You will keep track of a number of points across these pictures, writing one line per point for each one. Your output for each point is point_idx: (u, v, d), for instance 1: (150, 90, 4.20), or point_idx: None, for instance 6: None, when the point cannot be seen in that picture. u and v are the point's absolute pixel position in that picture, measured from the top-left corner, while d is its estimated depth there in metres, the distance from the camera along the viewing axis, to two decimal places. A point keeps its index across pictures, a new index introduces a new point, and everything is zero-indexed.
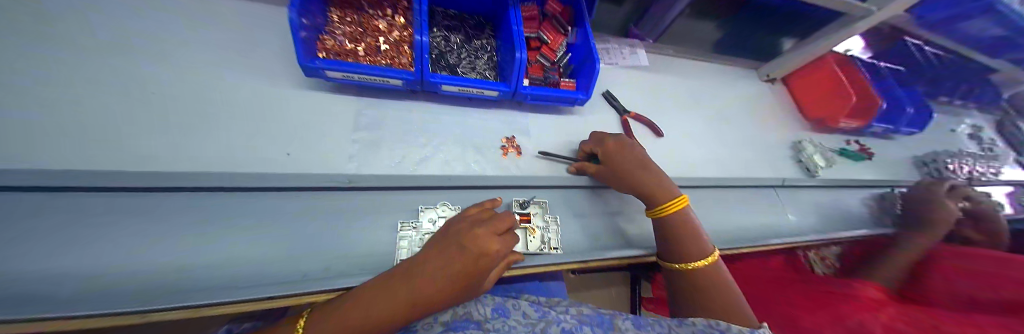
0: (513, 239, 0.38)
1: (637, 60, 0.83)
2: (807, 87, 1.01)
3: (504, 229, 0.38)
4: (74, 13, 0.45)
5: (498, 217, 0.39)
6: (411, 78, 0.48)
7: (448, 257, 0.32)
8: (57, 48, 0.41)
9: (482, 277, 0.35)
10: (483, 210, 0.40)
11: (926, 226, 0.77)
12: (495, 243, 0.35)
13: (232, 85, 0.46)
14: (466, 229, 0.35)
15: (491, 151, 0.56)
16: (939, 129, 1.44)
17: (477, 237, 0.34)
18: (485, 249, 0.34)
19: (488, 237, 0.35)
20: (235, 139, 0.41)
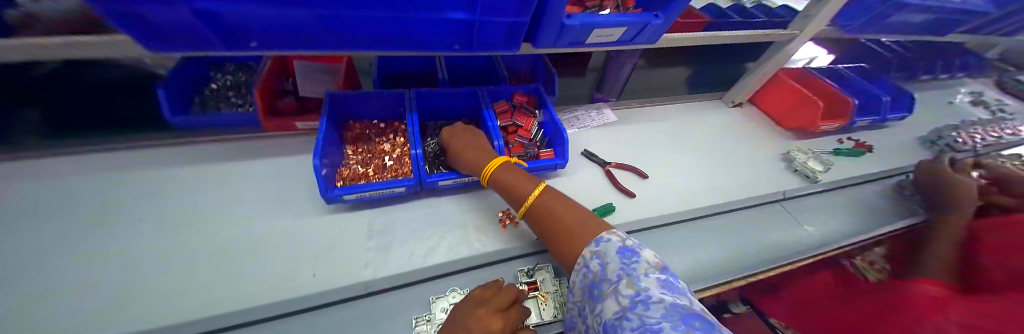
0: (515, 313, 0.42)
1: (603, 118, 0.96)
2: (774, 102, 1.10)
3: (505, 305, 0.42)
4: (154, 191, 0.59)
5: (498, 294, 0.44)
6: (412, 183, 0.58)
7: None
8: (142, 223, 0.53)
9: None
10: (485, 291, 0.45)
11: (955, 204, 0.74)
12: (498, 320, 0.39)
13: (270, 223, 0.56)
14: (471, 312, 0.40)
15: (491, 228, 0.61)
16: (935, 104, 1.43)
17: (481, 317, 0.39)
18: (491, 326, 0.38)
19: (490, 315, 0.39)
20: (272, 269, 0.49)
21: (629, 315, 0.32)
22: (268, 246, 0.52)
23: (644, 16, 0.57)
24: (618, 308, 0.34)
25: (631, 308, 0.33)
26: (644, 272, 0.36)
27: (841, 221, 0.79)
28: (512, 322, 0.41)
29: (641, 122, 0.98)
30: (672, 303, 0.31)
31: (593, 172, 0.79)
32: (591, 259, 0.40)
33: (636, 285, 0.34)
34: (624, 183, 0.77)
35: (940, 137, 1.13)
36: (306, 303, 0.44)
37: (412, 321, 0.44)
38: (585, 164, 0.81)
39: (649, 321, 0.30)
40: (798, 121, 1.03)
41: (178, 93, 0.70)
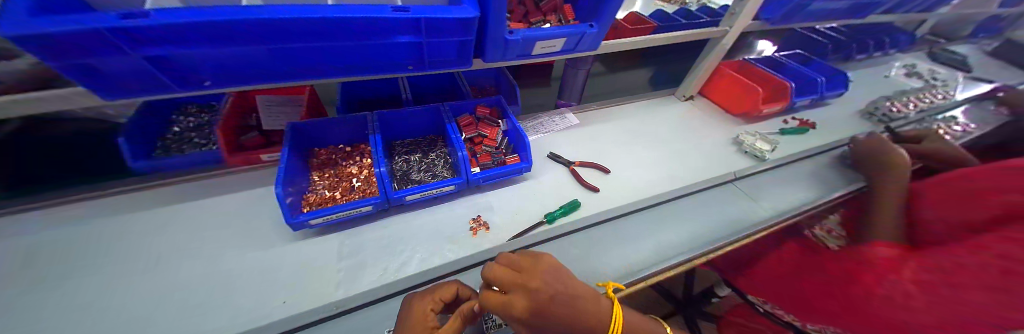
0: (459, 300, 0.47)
1: (566, 121, 1.01)
2: (722, 93, 1.18)
3: (449, 296, 0.46)
4: (115, 237, 0.58)
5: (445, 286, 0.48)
6: (378, 201, 0.60)
7: (419, 311, 0.43)
8: (101, 269, 0.52)
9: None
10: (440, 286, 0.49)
11: (887, 163, 0.81)
12: (451, 290, 0.47)
13: (238, 256, 0.56)
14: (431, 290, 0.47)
15: (462, 237, 0.63)
16: (872, 79, 1.56)
17: (437, 291, 0.47)
18: (444, 295, 0.46)
19: (447, 289, 0.47)
20: (242, 301, 0.49)
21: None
22: (237, 278, 0.53)
23: (580, 26, 0.62)
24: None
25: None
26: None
27: (794, 193, 0.85)
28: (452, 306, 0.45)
29: (602, 123, 1.04)
30: None
31: (559, 173, 0.82)
32: None
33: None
34: (589, 179, 0.81)
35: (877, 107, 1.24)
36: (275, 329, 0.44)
37: None
38: (552, 166, 0.85)
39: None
40: (745, 107, 1.11)
41: (140, 139, 0.71)
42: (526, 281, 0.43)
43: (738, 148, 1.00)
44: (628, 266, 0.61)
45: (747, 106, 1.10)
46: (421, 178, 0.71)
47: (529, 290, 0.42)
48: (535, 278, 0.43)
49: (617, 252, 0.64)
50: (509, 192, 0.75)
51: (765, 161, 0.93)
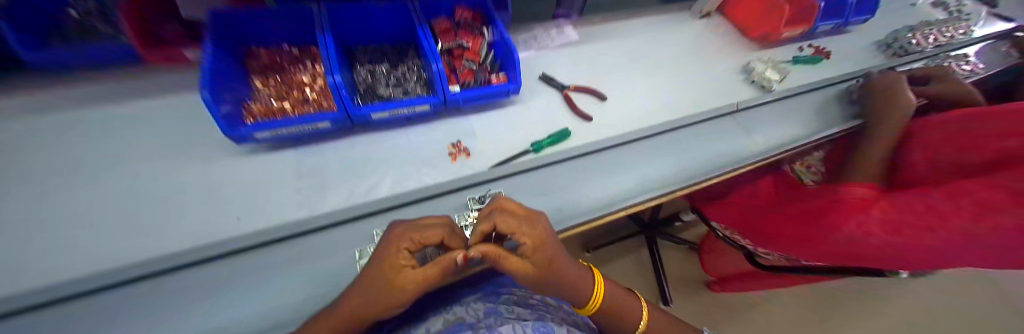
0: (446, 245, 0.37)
1: (564, 37, 0.89)
2: (742, 11, 1.05)
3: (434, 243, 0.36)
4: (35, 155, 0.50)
5: (429, 230, 0.37)
6: (337, 116, 0.51)
7: (393, 254, 0.34)
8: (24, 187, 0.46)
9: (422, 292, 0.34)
10: (415, 226, 0.37)
11: (885, 95, 0.76)
12: (438, 232, 0.37)
13: (181, 174, 0.50)
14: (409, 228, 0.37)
15: (441, 160, 0.58)
16: (904, 7, 1.40)
17: (417, 230, 0.36)
18: (427, 238, 0.36)
19: (431, 229, 0.37)
20: (189, 218, 0.44)
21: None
22: (182, 197, 0.47)
23: None
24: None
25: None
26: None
27: (789, 127, 0.82)
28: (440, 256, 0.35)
29: (604, 42, 0.91)
30: None
31: (551, 97, 0.74)
32: None
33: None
34: (582, 106, 0.74)
35: (895, 40, 1.14)
36: (229, 247, 0.40)
37: (354, 255, 0.43)
38: (543, 89, 0.75)
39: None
40: (767, 27, 1.00)
41: None
42: (537, 240, 0.38)
43: (744, 77, 0.93)
44: (613, 194, 0.59)
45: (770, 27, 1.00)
46: (390, 93, 0.61)
47: (541, 249, 0.38)
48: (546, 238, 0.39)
49: (607, 184, 0.60)
50: (494, 116, 0.67)
51: (771, 93, 0.87)
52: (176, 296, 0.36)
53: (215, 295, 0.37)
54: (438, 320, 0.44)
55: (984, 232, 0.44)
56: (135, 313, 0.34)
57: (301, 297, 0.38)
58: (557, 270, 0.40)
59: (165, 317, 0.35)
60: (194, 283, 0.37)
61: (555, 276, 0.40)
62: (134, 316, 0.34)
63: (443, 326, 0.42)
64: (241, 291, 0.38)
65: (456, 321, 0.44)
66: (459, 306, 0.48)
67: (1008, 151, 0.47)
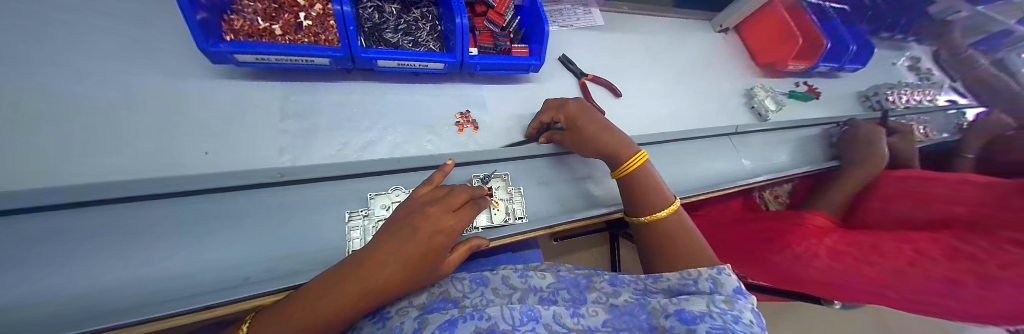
0: (471, 211, 0.39)
1: (590, 19, 0.83)
2: (759, 35, 1.05)
3: (460, 205, 0.38)
4: None
5: (453, 193, 0.39)
6: (338, 55, 0.44)
7: (402, 238, 0.33)
8: None
9: (438, 257, 0.35)
10: (436, 188, 0.39)
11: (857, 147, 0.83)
12: (450, 220, 0.36)
13: (129, 85, 0.41)
14: (416, 211, 0.35)
15: (445, 129, 0.54)
16: (893, 62, 1.49)
17: (427, 216, 0.35)
18: (438, 226, 0.35)
19: (442, 215, 0.35)
20: (145, 144, 0.38)
21: (719, 317, 0.33)
22: (133, 114, 0.39)
23: None
24: (705, 310, 0.35)
25: (725, 315, 0.33)
26: (744, 302, 0.37)
27: (770, 157, 0.88)
28: (464, 222, 0.37)
29: (627, 34, 0.88)
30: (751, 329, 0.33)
31: (566, 82, 0.71)
32: (705, 282, 0.39)
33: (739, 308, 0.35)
34: (596, 98, 0.71)
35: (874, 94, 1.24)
36: (195, 188, 0.35)
37: (346, 217, 0.41)
38: (560, 71, 0.72)
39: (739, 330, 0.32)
40: (774, 56, 1.02)
41: None
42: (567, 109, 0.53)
43: (746, 101, 0.96)
44: (610, 195, 0.61)
45: (776, 57, 1.02)
46: (399, 41, 0.54)
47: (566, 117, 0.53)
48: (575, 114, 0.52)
49: (609, 184, 0.61)
50: (507, 90, 0.63)
51: (765, 121, 0.92)
52: (127, 236, 0.32)
53: (178, 240, 0.33)
54: (421, 295, 0.44)
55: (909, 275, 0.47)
56: (76, 247, 0.30)
57: (278, 255, 0.36)
58: (591, 132, 0.51)
59: (113, 258, 0.30)
60: (150, 223, 0.33)
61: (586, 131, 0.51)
62: (74, 251, 0.29)
63: (427, 300, 0.43)
64: (214, 238, 0.34)
65: (441, 297, 0.45)
66: (449, 280, 0.49)
67: (954, 216, 0.53)
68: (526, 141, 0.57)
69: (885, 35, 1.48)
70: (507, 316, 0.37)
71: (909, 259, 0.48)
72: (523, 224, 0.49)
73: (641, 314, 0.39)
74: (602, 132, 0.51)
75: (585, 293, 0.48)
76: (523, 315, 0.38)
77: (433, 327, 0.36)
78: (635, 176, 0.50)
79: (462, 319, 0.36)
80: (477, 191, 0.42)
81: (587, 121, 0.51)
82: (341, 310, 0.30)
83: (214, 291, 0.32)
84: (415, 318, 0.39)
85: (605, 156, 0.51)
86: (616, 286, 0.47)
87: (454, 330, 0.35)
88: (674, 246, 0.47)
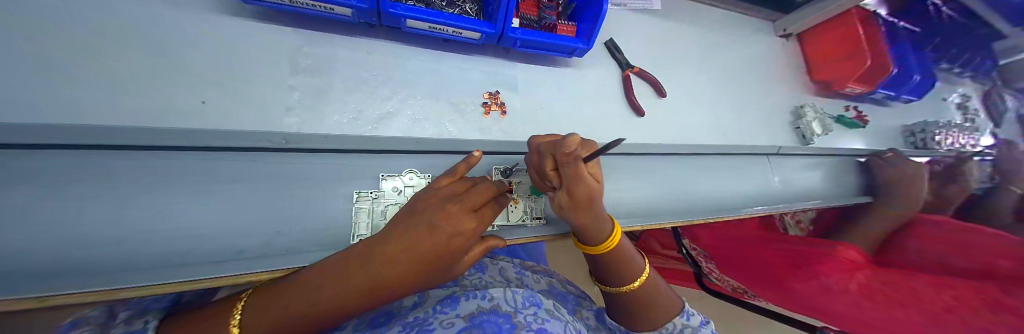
0: (493, 210, 0.35)
1: (645, 1, 0.73)
2: (822, 47, 0.94)
3: (482, 203, 0.34)
4: None
5: (475, 189, 0.34)
6: (363, 6, 0.38)
7: (416, 237, 0.29)
8: None
9: (454, 259, 0.31)
10: (457, 181, 0.34)
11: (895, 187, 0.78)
12: (469, 223, 0.31)
13: (113, 6, 0.35)
14: (435, 208, 0.30)
15: (471, 109, 0.48)
16: (944, 98, 1.38)
17: (448, 215, 0.30)
18: (458, 228, 0.30)
19: (462, 215, 0.31)
20: (133, 81, 0.33)
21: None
22: (123, 37, 0.34)
23: None
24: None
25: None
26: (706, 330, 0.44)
27: (802, 186, 0.82)
28: (484, 222, 0.33)
29: (680, 24, 0.78)
30: None
31: (607, 72, 0.63)
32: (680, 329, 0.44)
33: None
34: (637, 97, 0.64)
35: (922, 131, 1.15)
36: (187, 143, 0.31)
37: (353, 196, 0.37)
38: (603, 59, 0.64)
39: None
40: (833, 74, 0.92)
41: None
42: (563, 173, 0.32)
43: (790, 120, 0.88)
44: (634, 205, 0.56)
45: (834, 76, 0.92)
46: None
47: (568, 194, 0.33)
48: (590, 185, 0.32)
49: (635, 193, 0.57)
50: (542, 73, 0.56)
51: (808, 145, 0.85)
52: (112, 190, 0.28)
53: (167, 200, 0.30)
54: None
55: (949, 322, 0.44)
56: (50, 192, 0.26)
57: (274, 230, 0.33)
58: (584, 210, 0.35)
59: (94, 213, 0.27)
60: (136, 177, 0.29)
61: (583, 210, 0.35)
62: (48, 198, 0.26)
63: None
64: (208, 203, 0.31)
65: None
66: None
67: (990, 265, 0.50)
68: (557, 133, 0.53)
69: (947, 68, 1.36)
70: (510, 298, 0.36)
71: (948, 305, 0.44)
72: (541, 226, 0.45)
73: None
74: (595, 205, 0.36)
75: (572, 313, 0.48)
76: (526, 299, 0.37)
77: (433, 304, 0.35)
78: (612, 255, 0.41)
79: (464, 296, 0.36)
80: (500, 187, 0.37)
81: (589, 200, 0.33)
82: (345, 304, 0.28)
83: (207, 264, 0.29)
84: (416, 294, 0.40)
85: (589, 238, 0.39)
86: (598, 320, 0.50)
87: (455, 307, 0.34)
88: (646, 303, 0.44)
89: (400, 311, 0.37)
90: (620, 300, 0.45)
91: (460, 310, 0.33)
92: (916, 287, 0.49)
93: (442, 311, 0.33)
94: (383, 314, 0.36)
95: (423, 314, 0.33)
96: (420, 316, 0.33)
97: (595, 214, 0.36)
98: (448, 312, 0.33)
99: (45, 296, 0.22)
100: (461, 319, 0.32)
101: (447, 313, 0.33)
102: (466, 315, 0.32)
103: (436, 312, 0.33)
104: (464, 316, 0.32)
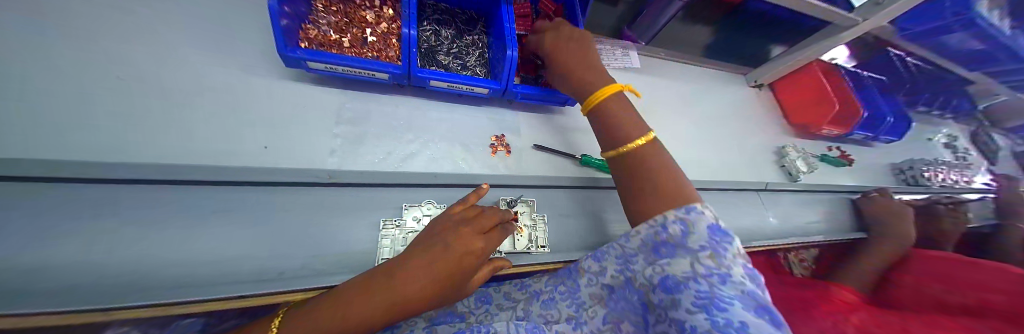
0: (499, 235, 0.40)
1: (628, 61, 0.86)
2: (793, 94, 1.05)
3: (489, 227, 0.39)
4: None
5: (483, 214, 0.40)
6: (397, 71, 0.48)
7: (433, 256, 0.33)
8: (31, 28, 0.40)
9: (463, 278, 0.35)
10: (467, 209, 0.40)
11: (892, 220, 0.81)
12: (479, 243, 0.36)
13: (209, 76, 0.46)
14: (450, 231, 0.36)
15: (480, 150, 0.56)
16: (930, 138, 1.43)
17: (461, 236, 0.35)
18: (469, 248, 0.35)
19: (473, 236, 0.36)
20: (214, 132, 0.42)
21: (702, 280, 0.31)
22: (206, 99, 0.44)
23: None
24: (688, 271, 0.33)
25: (705, 276, 0.31)
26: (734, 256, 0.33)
27: (798, 220, 0.85)
28: (492, 244, 0.38)
29: (660, 78, 0.91)
30: (744, 285, 0.31)
31: None
32: (673, 224, 0.37)
33: (726, 264, 0.32)
34: None
35: (909, 168, 1.19)
36: (252, 179, 0.38)
37: (379, 224, 0.43)
38: None
39: (724, 294, 0.29)
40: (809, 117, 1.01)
41: None
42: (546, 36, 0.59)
43: (775, 159, 0.94)
44: None
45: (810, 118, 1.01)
46: (449, 63, 0.57)
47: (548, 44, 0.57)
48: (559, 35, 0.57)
49: None
50: (541, 119, 0.65)
51: (796, 182, 0.90)
52: (188, 218, 0.35)
53: (229, 225, 0.36)
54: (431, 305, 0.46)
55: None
56: (148, 220, 0.33)
57: (312, 253, 0.38)
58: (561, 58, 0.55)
59: (174, 235, 0.34)
60: (210, 206, 0.36)
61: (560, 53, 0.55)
62: (148, 224, 0.33)
63: (435, 313, 0.45)
64: (260, 228, 0.37)
65: (449, 309, 0.46)
66: None
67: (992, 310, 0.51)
68: (562, 155, 0.61)
69: (923, 110, 1.45)
70: (513, 333, 0.41)
71: None
72: (545, 254, 0.49)
73: (632, 295, 0.39)
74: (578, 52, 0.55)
75: (577, 279, 0.45)
76: (528, 333, 0.41)
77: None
78: (607, 101, 0.52)
79: (472, 331, 0.41)
80: (505, 216, 0.42)
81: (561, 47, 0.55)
82: (366, 322, 0.31)
83: (252, 281, 0.34)
84: (424, 328, 0.42)
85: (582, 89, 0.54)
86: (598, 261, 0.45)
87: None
88: (640, 169, 0.46)
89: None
90: (625, 178, 0.48)
91: None
92: (912, 328, 0.50)
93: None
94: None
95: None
96: None
97: (579, 67, 0.54)
98: None
99: (111, 309, 0.28)
100: None
101: None
102: None
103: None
104: None
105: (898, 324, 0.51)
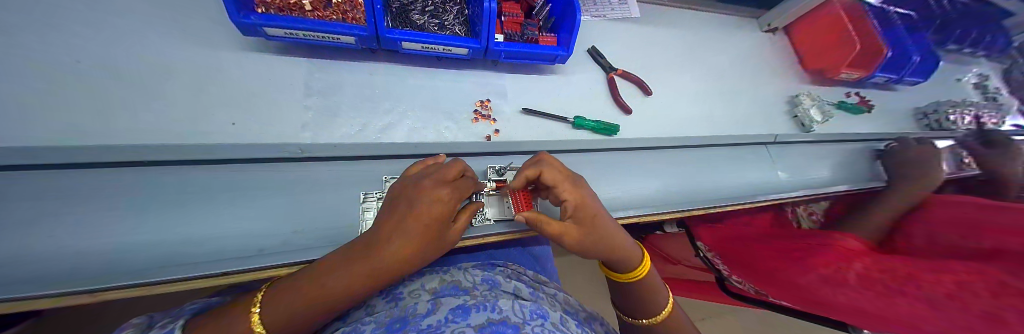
0: (465, 184, 0.38)
1: (625, 11, 0.80)
2: (810, 37, 0.96)
3: (454, 176, 0.37)
4: None
5: (446, 167, 0.38)
6: (364, 34, 0.44)
7: (403, 213, 0.32)
8: None
9: (439, 231, 0.34)
10: (428, 167, 0.38)
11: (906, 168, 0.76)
12: (447, 191, 0.35)
13: (166, 53, 0.43)
14: (412, 189, 0.34)
15: (464, 117, 0.53)
16: (959, 78, 1.32)
17: (424, 188, 0.34)
18: (435, 197, 0.33)
19: (437, 187, 0.34)
20: (175, 111, 0.40)
21: None
22: (172, 78, 0.42)
23: None
24: None
25: None
26: None
27: (812, 172, 0.80)
28: (460, 192, 0.36)
29: (662, 27, 0.83)
30: None
31: (592, 75, 0.68)
32: None
33: None
34: (623, 95, 0.68)
35: (935, 112, 1.10)
36: (220, 155, 0.36)
37: (360, 197, 0.41)
38: (587, 64, 0.69)
39: None
40: (827, 60, 0.93)
41: None
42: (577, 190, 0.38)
43: (788, 109, 0.89)
44: (630, 197, 0.57)
45: (827, 62, 0.93)
46: (425, 23, 0.52)
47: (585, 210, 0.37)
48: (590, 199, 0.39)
49: (631, 185, 0.57)
50: (529, 81, 0.61)
51: (809, 132, 0.85)
52: (158, 199, 0.33)
53: (202, 204, 0.35)
54: (433, 279, 0.40)
55: (951, 309, 0.42)
56: (113, 204, 0.32)
57: (295, 228, 0.37)
58: (600, 229, 0.39)
59: (143, 217, 0.32)
60: (180, 186, 0.35)
61: (599, 230, 0.39)
62: (113, 206, 0.32)
63: (438, 286, 0.39)
64: (235, 207, 0.36)
65: (452, 283, 0.39)
66: (457, 268, 0.43)
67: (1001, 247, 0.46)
68: (553, 118, 0.58)
69: (953, 48, 1.33)
70: (518, 310, 0.33)
71: (948, 290, 0.43)
72: None
73: None
74: (612, 232, 0.40)
75: (592, 323, 0.42)
76: (532, 311, 0.34)
77: (444, 312, 0.32)
78: (641, 281, 0.44)
79: (475, 307, 0.32)
80: (472, 170, 0.41)
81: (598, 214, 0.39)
82: (352, 291, 0.30)
83: (232, 258, 0.33)
84: (428, 300, 0.35)
85: (620, 259, 0.42)
86: None
87: (466, 317, 0.31)
88: None
89: (413, 317, 0.32)
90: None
91: (471, 320, 0.30)
92: (919, 273, 0.48)
93: (454, 321, 0.30)
94: (396, 319, 0.32)
95: (436, 324, 0.30)
96: (431, 325, 0.30)
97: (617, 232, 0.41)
98: (458, 323, 0.30)
99: (95, 290, 0.27)
100: (473, 329, 0.29)
101: (459, 322, 0.30)
102: (477, 326, 0.29)
103: (449, 321, 0.30)
104: (475, 327, 0.29)
105: (903, 268, 0.50)
